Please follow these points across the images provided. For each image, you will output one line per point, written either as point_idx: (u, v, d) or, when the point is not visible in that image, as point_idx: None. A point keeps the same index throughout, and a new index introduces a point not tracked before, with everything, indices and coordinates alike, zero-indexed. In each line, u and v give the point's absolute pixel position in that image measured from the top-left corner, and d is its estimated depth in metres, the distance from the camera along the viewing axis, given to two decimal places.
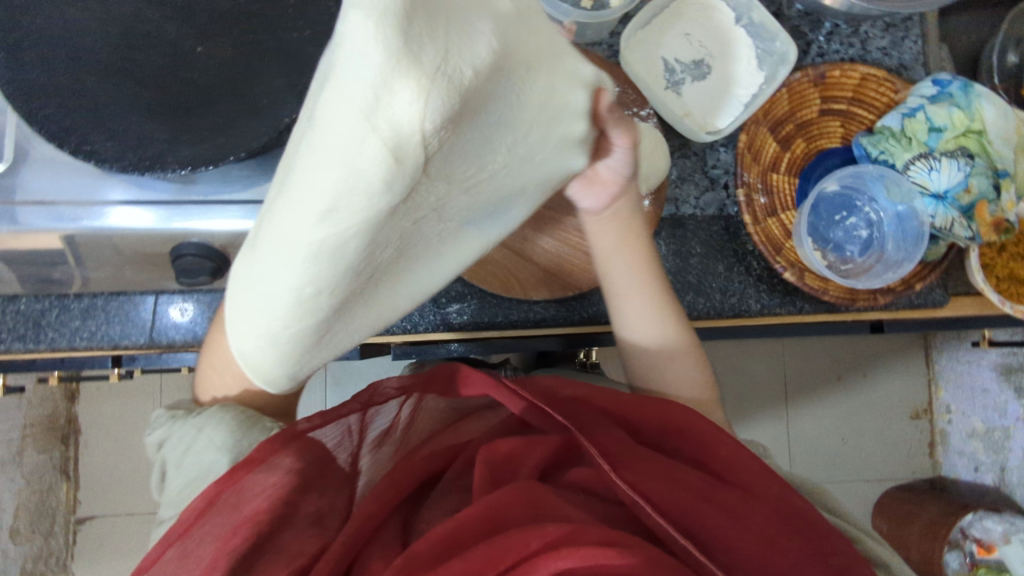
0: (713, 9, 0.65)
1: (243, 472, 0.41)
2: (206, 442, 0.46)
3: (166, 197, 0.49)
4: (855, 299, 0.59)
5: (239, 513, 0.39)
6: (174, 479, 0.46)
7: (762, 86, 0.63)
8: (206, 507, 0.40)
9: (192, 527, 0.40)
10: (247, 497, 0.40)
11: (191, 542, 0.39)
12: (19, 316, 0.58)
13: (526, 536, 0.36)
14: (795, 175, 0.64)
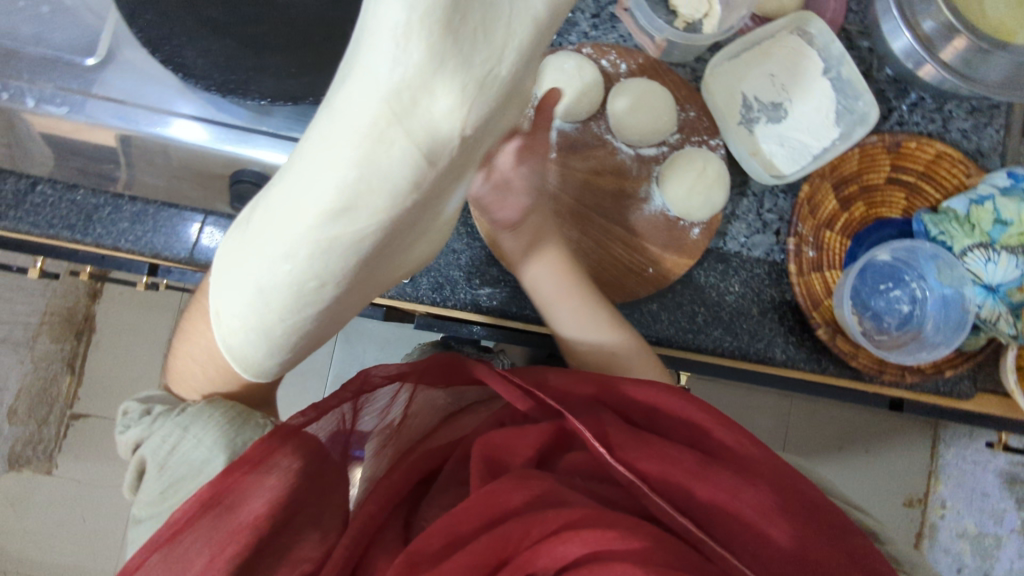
0: (805, 54, 0.63)
1: (241, 478, 0.40)
2: (192, 443, 0.45)
3: (233, 121, 0.55)
4: (884, 370, 0.59)
5: (234, 515, 0.40)
6: (153, 479, 0.45)
7: (835, 142, 0.62)
8: (198, 517, 0.39)
9: (180, 530, 0.39)
10: (242, 505, 0.40)
11: (182, 545, 0.39)
12: (73, 206, 0.58)
13: (527, 527, 0.39)
14: (848, 237, 0.63)
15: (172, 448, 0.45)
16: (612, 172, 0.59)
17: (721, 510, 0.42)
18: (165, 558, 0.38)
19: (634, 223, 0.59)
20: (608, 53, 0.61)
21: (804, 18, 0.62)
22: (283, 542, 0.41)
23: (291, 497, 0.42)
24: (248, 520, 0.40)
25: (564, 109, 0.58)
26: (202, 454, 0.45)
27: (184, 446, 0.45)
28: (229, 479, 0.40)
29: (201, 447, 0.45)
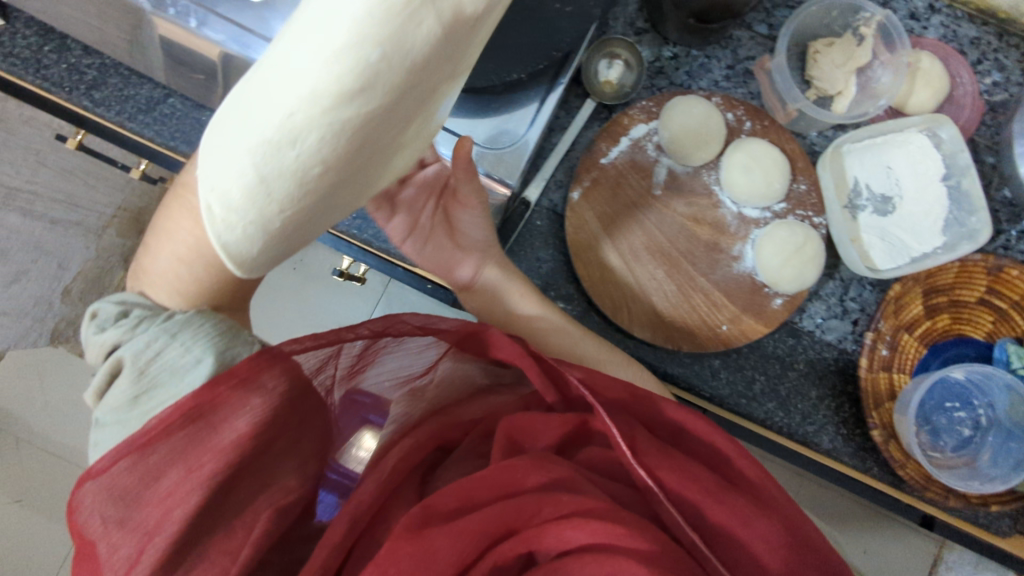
0: (930, 156, 0.62)
1: (226, 395, 0.37)
2: (176, 354, 0.41)
3: None
4: (928, 487, 0.58)
5: (214, 434, 0.37)
6: (123, 382, 0.41)
7: (937, 250, 0.61)
8: (177, 431, 0.36)
9: (153, 441, 0.35)
10: (223, 426, 0.37)
11: (158, 452, 0.36)
12: (197, 123, 0.60)
13: (539, 503, 0.38)
14: (925, 344, 0.62)
15: (156, 354, 0.41)
16: (711, 224, 0.60)
17: (729, 532, 0.42)
18: (139, 462, 0.36)
19: (720, 279, 0.59)
20: (737, 107, 0.61)
21: (938, 121, 0.62)
22: (261, 470, 0.40)
23: (274, 425, 0.40)
24: (225, 443, 0.37)
25: (682, 151, 0.59)
26: (191, 362, 0.41)
27: (172, 351, 0.42)
28: (208, 394, 0.36)
29: (188, 356, 0.41)
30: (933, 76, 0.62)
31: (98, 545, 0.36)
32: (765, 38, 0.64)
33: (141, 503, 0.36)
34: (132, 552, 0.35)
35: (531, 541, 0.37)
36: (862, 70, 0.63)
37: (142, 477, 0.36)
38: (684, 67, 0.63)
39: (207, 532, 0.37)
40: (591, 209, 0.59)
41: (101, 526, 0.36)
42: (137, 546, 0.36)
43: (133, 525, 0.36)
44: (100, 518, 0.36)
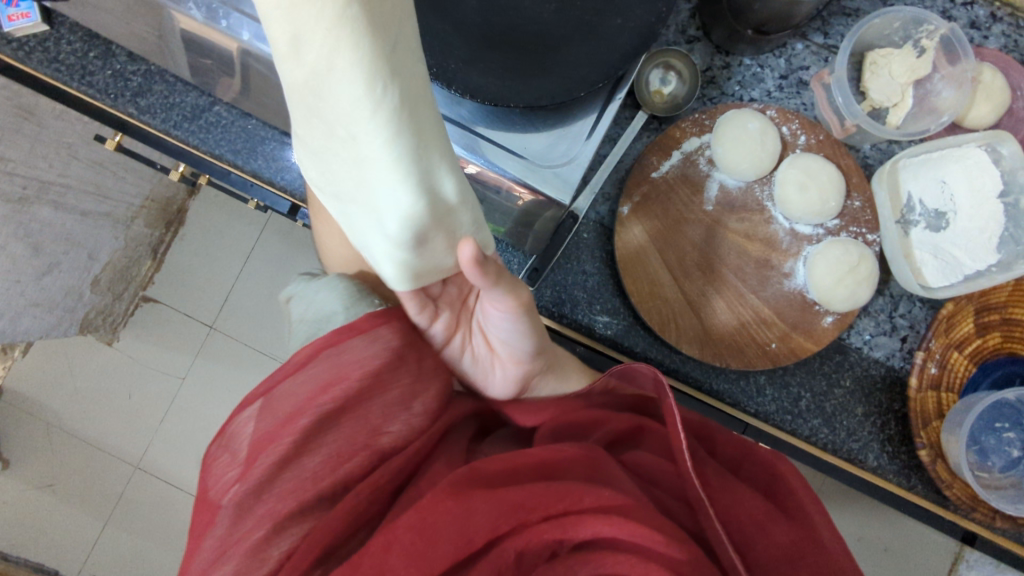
0: (987, 171, 0.60)
1: (341, 331, 0.40)
2: (321, 303, 0.45)
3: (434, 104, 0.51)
4: (975, 508, 0.59)
5: (337, 370, 0.39)
6: (294, 332, 0.45)
7: (992, 268, 0.59)
8: (310, 361, 0.39)
9: (295, 370, 0.39)
10: (346, 360, 0.39)
11: (296, 378, 0.39)
12: (242, 132, 0.60)
13: (575, 491, 0.37)
14: (974, 363, 0.62)
15: (308, 305, 0.45)
16: (763, 240, 0.59)
17: (775, 561, 0.39)
18: (284, 388, 0.39)
19: (770, 296, 0.58)
20: (792, 120, 0.60)
21: (999, 138, 0.60)
22: (375, 417, 0.40)
23: (383, 368, 0.41)
24: (343, 371, 0.39)
25: (736, 166, 0.57)
26: (329, 312, 0.44)
27: (316, 300, 0.45)
28: (341, 332, 0.40)
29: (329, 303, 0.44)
30: (994, 90, 0.61)
31: (231, 453, 0.38)
32: (821, 46, 0.63)
33: (274, 420, 0.38)
34: (252, 459, 0.37)
35: (568, 529, 0.36)
36: (920, 82, 0.61)
37: (278, 400, 0.39)
38: (737, 77, 0.62)
39: (305, 456, 0.38)
40: (640, 222, 0.58)
41: (240, 436, 0.38)
42: (259, 452, 0.37)
43: (263, 437, 0.37)
44: (242, 429, 0.38)
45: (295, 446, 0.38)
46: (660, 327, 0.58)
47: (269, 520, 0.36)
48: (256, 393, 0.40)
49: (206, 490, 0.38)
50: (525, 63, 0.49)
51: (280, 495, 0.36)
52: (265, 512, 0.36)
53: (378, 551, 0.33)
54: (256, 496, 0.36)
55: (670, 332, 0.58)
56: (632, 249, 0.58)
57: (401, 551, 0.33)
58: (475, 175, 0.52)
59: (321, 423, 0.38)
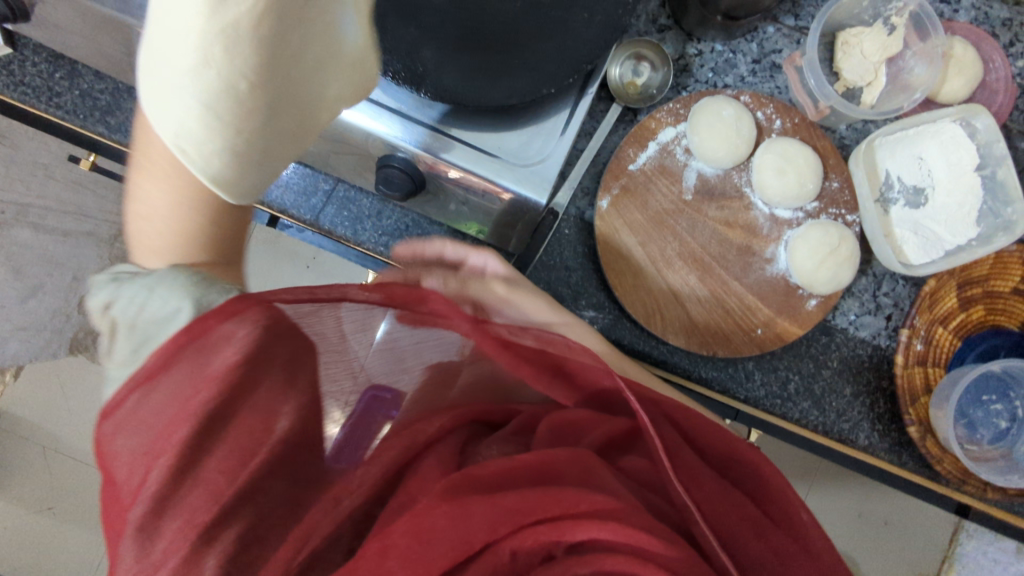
0: (964, 146, 0.60)
1: (204, 320, 0.27)
2: (162, 302, 0.33)
3: (402, 108, 0.50)
4: (965, 480, 0.59)
5: (207, 369, 0.27)
6: (119, 341, 0.33)
7: (972, 242, 0.60)
8: (162, 368, 0.27)
9: (148, 375, 0.27)
10: (215, 357, 0.28)
11: (154, 386, 0.27)
12: None
13: (578, 499, 0.33)
14: (959, 337, 0.62)
15: (142, 310, 0.33)
16: (744, 227, 0.59)
17: (765, 563, 0.39)
18: (145, 399, 0.27)
19: (753, 283, 0.59)
20: (766, 105, 0.60)
21: (972, 111, 0.60)
22: (271, 404, 0.29)
23: (270, 359, 0.28)
24: (213, 375, 0.27)
25: (713, 154, 0.57)
26: (172, 311, 0.32)
27: (156, 301, 0.33)
28: (199, 322, 0.27)
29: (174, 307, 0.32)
30: (965, 63, 0.60)
31: (102, 486, 0.28)
32: (792, 29, 0.63)
33: (141, 440, 0.27)
34: (131, 492, 0.27)
35: (565, 534, 0.32)
36: (893, 60, 0.61)
37: (138, 417, 0.28)
38: (709, 64, 0.62)
39: (197, 475, 0.28)
40: (620, 216, 0.58)
41: (104, 465, 0.28)
42: (129, 482, 0.27)
43: (130, 461, 0.27)
44: (102, 457, 0.28)
45: (181, 466, 0.27)
46: (645, 319, 0.58)
47: (179, 548, 0.27)
48: (101, 415, 0.28)
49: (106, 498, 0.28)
50: (496, 61, 0.49)
51: (190, 509, 0.27)
52: (177, 530, 0.27)
53: (374, 557, 0.28)
54: (150, 527, 0.27)
55: (655, 323, 0.58)
56: (610, 242, 0.58)
57: (400, 559, 0.29)
58: (457, 180, 0.52)
59: (205, 431, 0.28)
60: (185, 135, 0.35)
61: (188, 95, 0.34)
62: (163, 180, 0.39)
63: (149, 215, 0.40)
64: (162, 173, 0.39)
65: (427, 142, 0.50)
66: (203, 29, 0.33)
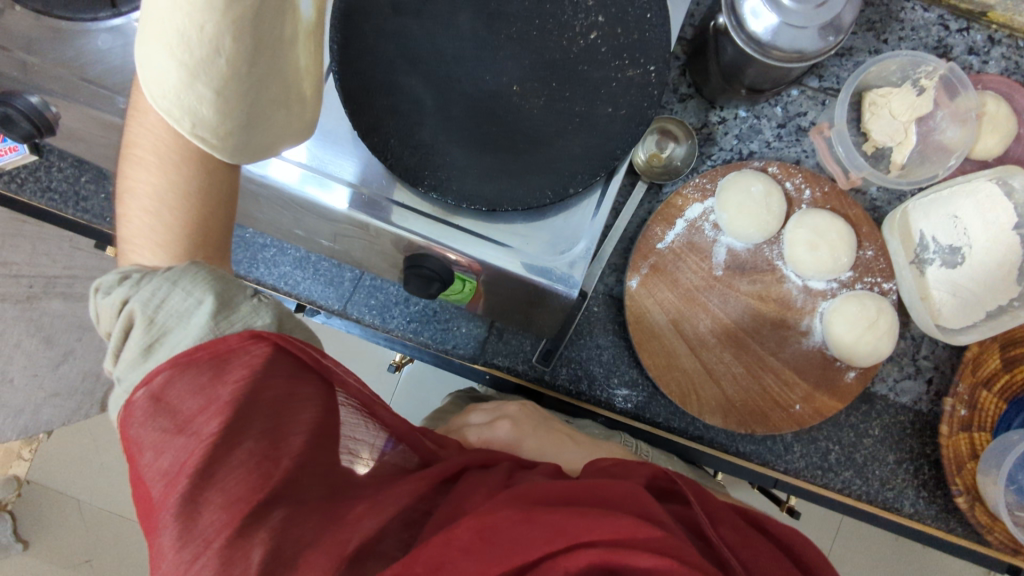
0: (999, 205, 0.58)
1: (231, 337, 0.32)
2: (178, 308, 0.32)
3: (360, 180, 0.48)
4: (1016, 549, 0.58)
5: (233, 369, 0.31)
6: (132, 336, 0.32)
7: (1015, 303, 0.57)
8: (194, 360, 0.31)
9: (185, 364, 0.31)
10: (240, 356, 0.31)
11: (184, 375, 0.31)
12: (241, 242, 0.60)
13: (638, 525, 0.34)
14: (1005, 399, 0.60)
15: (160, 303, 0.32)
16: (777, 300, 0.58)
17: None
18: (180, 381, 0.30)
19: (790, 356, 0.57)
20: (795, 174, 0.59)
21: (1010, 170, 0.58)
22: (297, 405, 0.34)
23: (291, 358, 0.33)
24: (245, 370, 0.31)
25: (743, 231, 0.56)
26: (196, 306, 0.32)
27: (174, 300, 0.32)
28: (225, 339, 0.31)
29: (195, 305, 0.32)
30: (999, 120, 0.59)
31: (135, 468, 0.30)
32: (816, 90, 0.61)
33: (179, 425, 0.30)
34: (176, 467, 0.29)
35: (620, 557, 0.33)
36: (922, 119, 0.60)
37: (174, 402, 0.30)
38: (734, 131, 0.61)
39: (233, 455, 0.30)
40: (649, 295, 0.57)
41: (139, 447, 0.30)
42: (174, 463, 0.30)
43: (170, 444, 0.30)
44: (136, 438, 0.30)
45: (219, 451, 0.30)
46: (680, 397, 0.57)
47: (224, 529, 0.29)
48: (139, 398, 0.30)
49: (137, 478, 0.30)
50: (521, 163, 0.46)
51: (232, 489, 0.30)
52: (218, 510, 0.29)
53: (437, 547, 0.32)
54: (194, 504, 0.29)
55: (693, 400, 0.57)
56: (641, 313, 0.57)
57: (462, 552, 0.32)
58: (457, 262, 0.50)
59: (239, 419, 0.31)
60: (200, 123, 0.34)
61: (194, 85, 0.34)
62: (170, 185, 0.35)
63: (150, 211, 0.35)
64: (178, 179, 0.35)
65: (373, 212, 0.47)
66: (204, 18, 0.34)
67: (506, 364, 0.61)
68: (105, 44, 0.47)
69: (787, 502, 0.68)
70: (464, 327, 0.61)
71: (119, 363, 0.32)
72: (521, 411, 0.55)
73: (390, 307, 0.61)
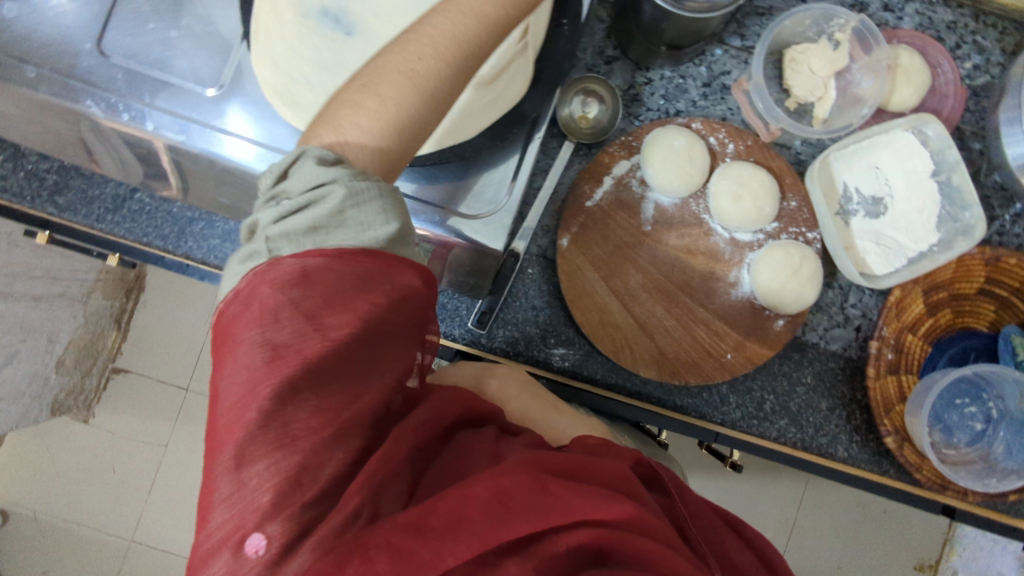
0: (917, 153, 0.60)
1: (397, 257, 0.34)
2: (363, 219, 0.32)
3: None
4: (946, 486, 0.59)
5: (380, 282, 0.33)
6: (310, 214, 0.32)
7: (933, 248, 0.60)
8: (358, 260, 0.32)
9: (345, 253, 0.32)
10: (391, 279, 0.33)
11: (343, 272, 0.32)
12: (169, 217, 0.59)
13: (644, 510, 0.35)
14: (929, 342, 0.62)
15: (356, 205, 0.32)
16: (705, 253, 0.59)
17: None
18: (330, 269, 0.31)
19: (719, 308, 0.58)
20: (718, 130, 0.60)
21: (923, 120, 0.60)
22: (399, 336, 0.36)
23: (421, 300, 0.36)
24: (390, 292, 0.33)
25: (668, 184, 0.57)
26: (380, 224, 0.33)
27: (368, 208, 0.32)
28: (389, 254, 0.33)
29: (379, 222, 0.33)
30: (913, 71, 0.61)
31: (245, 327, 0.30)
32: (739, 49, 0.63)
33: (314, 308, 0.31)
34: (294, 351, 0.30)
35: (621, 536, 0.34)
36: (841, 73, 0.62)
37: (321, 285, 0.31)
38: (660, 91, 0.62)
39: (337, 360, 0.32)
40: (581, 252, 0.58)
41: (259, 309, 0.30)
42: (291, 344, 0.30)
43: (299, 322, 0.30)
44: (263, 298, 0.30)
45: (333, 353, 0.32)
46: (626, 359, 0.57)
47: (308, 428, 0.30)
48: (287, 266, 0.31)
49: (236, 343, 0.30)
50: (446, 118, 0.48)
51: (328, 396, 0.31)
52: (305, 406, 0.30)
53: (455, 500, 0.32)
54: (292, 393, 0.30)
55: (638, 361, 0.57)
56: (576, 274, 0.58)
57: (480, 511, 0.32)
58: (421, 236, 0.51)
59: (363, 330, 0.33)
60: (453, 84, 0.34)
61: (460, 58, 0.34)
62: (417, 91, 0.33)
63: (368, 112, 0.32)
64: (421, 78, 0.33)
65: None
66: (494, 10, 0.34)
67: (443, 329, 0.60)
68: (11, 12, 0.49)
69: (731, 457, 0.69)
70: None
71: (285, 231, 0.32)
72: (498, 371, 0.54)
73: None
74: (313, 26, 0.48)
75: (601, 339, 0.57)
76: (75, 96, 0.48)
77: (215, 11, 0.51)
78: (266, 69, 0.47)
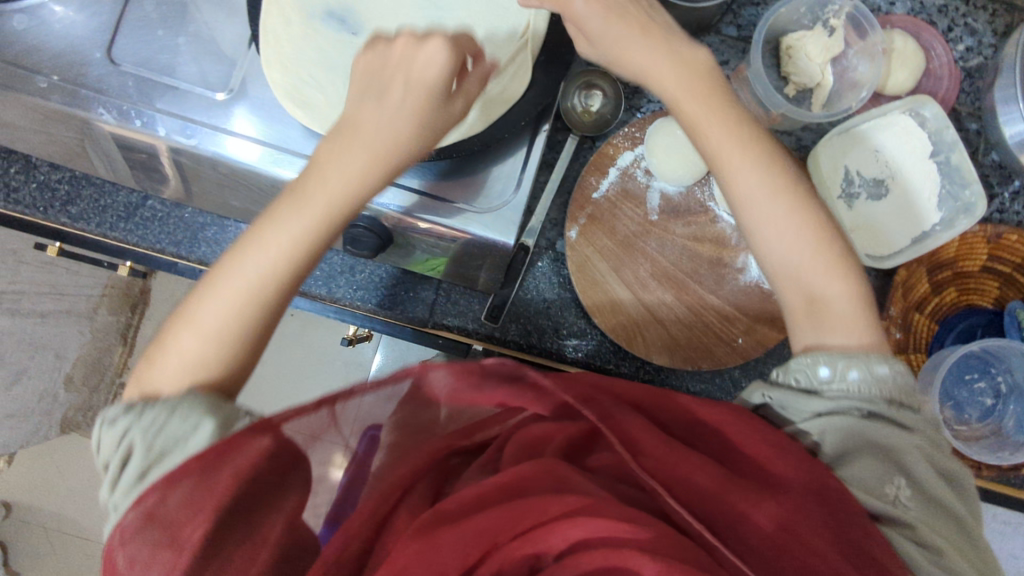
0: (916, 135, 0.61)
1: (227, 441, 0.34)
2: (177, 432, 0.36)
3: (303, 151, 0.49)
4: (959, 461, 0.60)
5: (217, 476, 0.34)
6: (131, 462, 0.36)
7: (937, 228, 0.61)
8: (179, 479, 0.34)
9: (173, 479, 0.34)
10: (224, 472, 0.34)
11: (175, 497, 0.34)
12: (181, 223, 0.60)
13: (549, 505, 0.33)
14: (936, 319, 0.62)
15: (161, 428, 0.36)
16: (712, 240, 0.60)
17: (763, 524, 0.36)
18: (161, 504, 0.34)
19: (728, 294, 0.59)
20: None
21: (920, 101, 0.61)
22: (273, 488, 0.36)
23: (282, 457, 0.36)
24: (231, 479, 0.35)
25: (673, 173, 0.58)
26: (192, 429, 0.36)
27: (172, 424, 0.36)
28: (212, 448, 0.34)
29: (194, 431, 0.36)
30: (908, 55, 0.62)
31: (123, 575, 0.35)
32: (736, 40, 0.64)
33: (171, 537, 0.35)
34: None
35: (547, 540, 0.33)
36: (837, 59, 0.63)
37: (163, 519, 0.34)
38: None
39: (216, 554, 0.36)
40: (589, 243, 0.59)
41: (130, 564, 0.35)
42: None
43: (161, 556, 0.35)
44: (127, 557, 0.35)
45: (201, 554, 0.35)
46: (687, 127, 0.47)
47: None
48: (131, 519, 0.35)
49: None
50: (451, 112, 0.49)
51: None
52: None
53: None
54: None
55: (714, 118, 0.45)
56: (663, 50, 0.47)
57: None
58: (427, 230, 0.51)
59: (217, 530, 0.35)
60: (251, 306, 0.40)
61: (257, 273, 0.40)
62: (213, 341, 0.39)
63: (173, 358, 0.39)
64: (211, 331, 0.39)
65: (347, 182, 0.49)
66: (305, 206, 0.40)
67: (457, 324, 0.61)
68: (21, 24, 0.49)
69: None
70: (411, 293, 0.62)
71: (117, 487, 0.36)
72: None
73: (351, 275, 0.62)
74: (320, 29, 0.49)
75: (615, 328, 0.58)
76: (86, 105, 0.48)
77: (221, 18, 0.52)
78: (275, 70, 0.48)
